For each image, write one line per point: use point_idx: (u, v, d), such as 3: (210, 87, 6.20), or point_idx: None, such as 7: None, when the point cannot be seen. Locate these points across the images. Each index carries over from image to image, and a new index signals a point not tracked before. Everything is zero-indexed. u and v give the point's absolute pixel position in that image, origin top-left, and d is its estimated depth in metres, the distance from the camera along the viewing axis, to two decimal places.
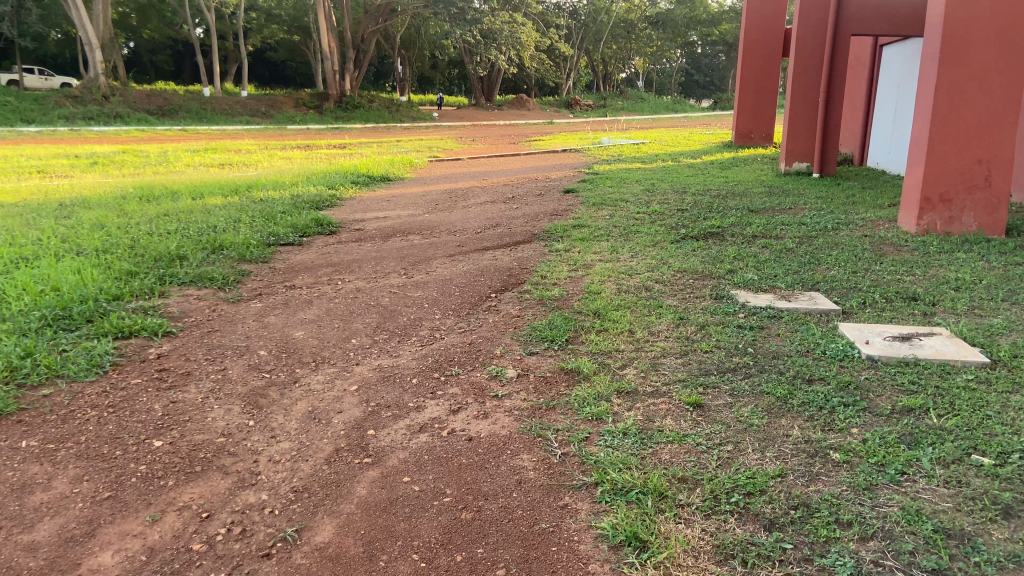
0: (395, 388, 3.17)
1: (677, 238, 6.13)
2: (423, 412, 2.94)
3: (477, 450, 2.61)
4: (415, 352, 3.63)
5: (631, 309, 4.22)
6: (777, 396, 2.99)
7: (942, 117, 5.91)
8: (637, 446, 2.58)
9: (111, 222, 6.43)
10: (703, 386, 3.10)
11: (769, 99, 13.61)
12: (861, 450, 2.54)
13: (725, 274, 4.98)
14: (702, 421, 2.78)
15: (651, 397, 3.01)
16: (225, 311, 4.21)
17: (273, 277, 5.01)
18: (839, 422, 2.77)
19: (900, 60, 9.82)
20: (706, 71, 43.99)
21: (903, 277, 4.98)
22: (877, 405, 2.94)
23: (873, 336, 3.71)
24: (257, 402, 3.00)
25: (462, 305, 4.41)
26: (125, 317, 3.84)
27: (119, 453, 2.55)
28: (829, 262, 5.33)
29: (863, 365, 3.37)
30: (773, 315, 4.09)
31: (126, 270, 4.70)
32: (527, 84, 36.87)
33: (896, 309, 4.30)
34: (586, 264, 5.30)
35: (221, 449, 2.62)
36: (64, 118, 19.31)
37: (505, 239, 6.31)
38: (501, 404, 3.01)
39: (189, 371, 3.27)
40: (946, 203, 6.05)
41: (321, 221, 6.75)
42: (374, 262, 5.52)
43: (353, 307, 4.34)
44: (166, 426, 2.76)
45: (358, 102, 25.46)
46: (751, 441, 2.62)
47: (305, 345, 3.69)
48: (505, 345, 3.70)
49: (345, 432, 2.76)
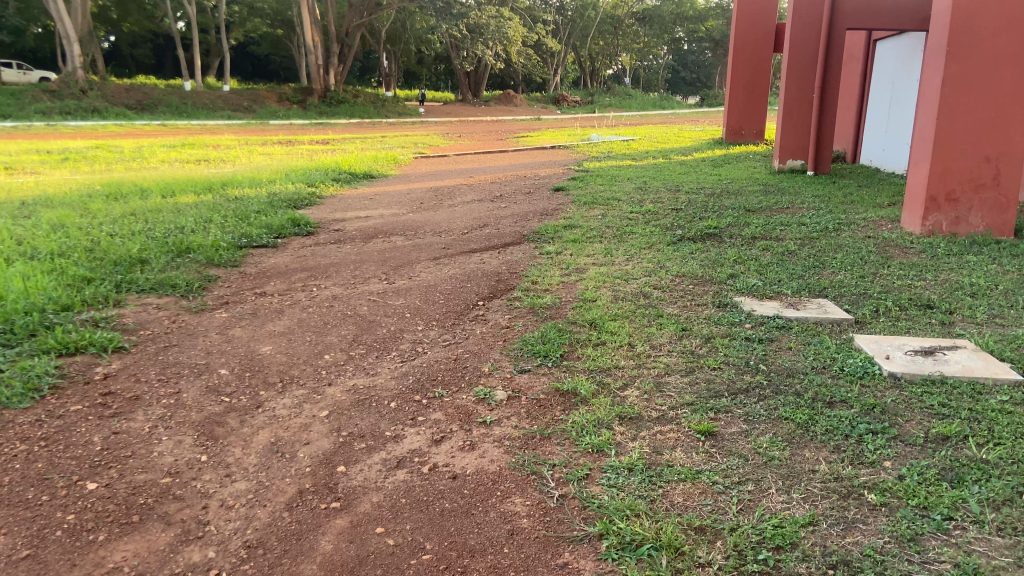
0: (371, 414, 2.82)
1: (674, 239, 5.83)
2: (401, 444, 2.60)
3: (462, 492, 2.27)
4: (394, 370, 3.28)
5: (630, 319, 3.90)
6: (798, 422, 2.67)
7: (949, 112, 5.61)
8: (646, 485, 2.26)
9: (71, 223, 6.02)
10: (714, 410, 2.78)
11: (760, 97, 13.33)
12: (899, 490, 2.23)
13: (726, 280, 4.67)
14: (716, 454, 2.46)
15: (657, 424, 2.69)
16: (186, 322, 3.84)
17: (243, 283, 4.66)
18: (869, 454, 2.45)
19: (897, 55, 9.56)
20: (693, 69, 43.59)
21: (914, 282, 4.68)
22: (909, 433, 2.63)
23: (893, 350, 3.40)
24: (212, 432, 2.66)
25: (447, 315, 4.07)
26: (71, 331, 3.46)
27: (46, 499, 2.19)
28: (835, 266, 5.03)
29: (886, 384, 3.06)
30: (782, 325, 3.79)
31: (80, 277, 4.33)
32: (515, 79, 36.48)
33: (912, 318, 3.99)
34: (579, 268, 4.99)
35: (165, 492, 2.27)
36: (40, 113, 18.79)
37: (493, 240, 5.98)
38: (489, 432, 2.67)
39: (137, 396, 2.91)
40: (952, 203, 5.77)
41: (298, 220, 6.38)
42: (353, 266, 5.16)
43: (329, 317, 3.99)
44: (104, 463, 2.40)
45: (343, 96, 25.04)
46: (773, 478, 2.30)
47: (271, 362, 3.34)
48: (494, 361, 3.36)
49: (310, 469, 2.42)
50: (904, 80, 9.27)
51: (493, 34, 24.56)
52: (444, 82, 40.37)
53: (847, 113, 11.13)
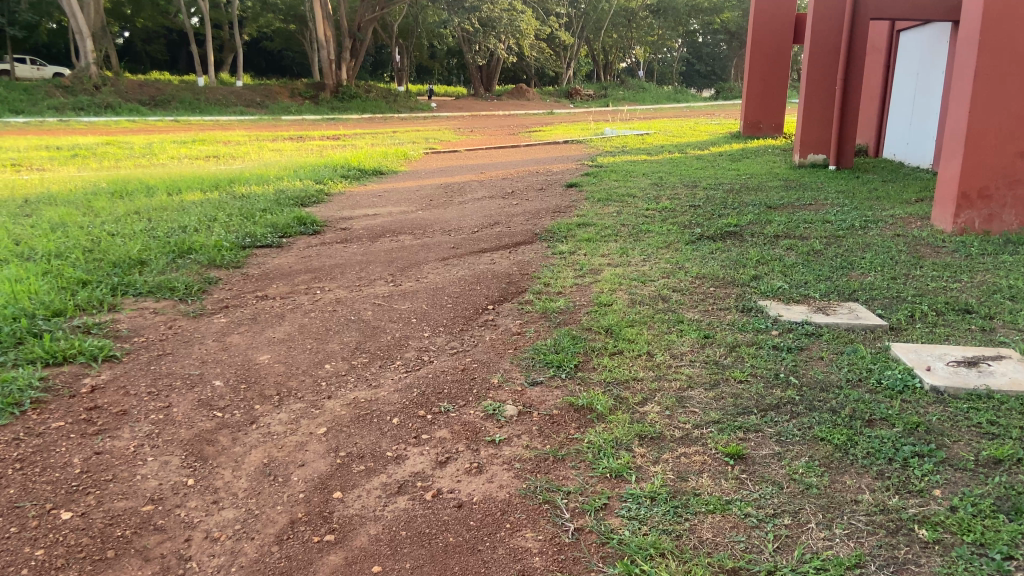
0: (372, 432, 2.63)
1: (692, 238, 5.60)
2: (403, 465, 2.40)
3: (469, 524, 2.08)
4: (397, 381, 3.08)
5: (648, 326, 3.67)
6: (835, 443, 2.44)
7: (982, 106, 5.34)
8: (670, 517, 2.06)
9: (73, 222, 5.87)
10: (742, 430, 2.56)
11: (779, 90, 12.98)
12: (953, 524, 2.01)
13: (749, 282, 4.45)
14: (747, 481, 2.24)
15: (682, 445, 2.47)
16: (183, 328, 3.66)
17: (244, 286, 4.48)
18: (916, 482, 2.23)
19: (922, 47, 9.24)
20: (708, 61, 44.34)
21: (948, 284, 4.43)
22: (958, 456, 2.40)
23: (934, 361, 3.16)
24: (201, 452, 2.47)
25: (454, 320, 3.87)
26: (60, 339, 3.28)
27: (14, 531, 2.01)
28: (864, 267, 4.78)
29: (928, 400, 2.83)
30: (811, 332, 3.56)
31: (76, 279, 4.16)
32: (528, 73, 36.34)
33: (949, 324, 3.75)
34: (593, 269, 4.78)
35: (146, 522, 2.09)
36: (54, 110, 18.72)
37: (504, 239, 5.78)
38: (498, 454, 2.47)
39: (124, 411, 2.73)
40: (985, 200, 5.49)
41: (304, 220, 6.20)
42: (359, 267, 4.98)
43: (331, 323, 3.80)
44: (82, 488, 2.21)
45: (355, 91, 24.86)
46: (812, 510, 2.09)
47: (269, 372, 3.15)
48: (504, 372, 3.16)
49: (304, 496, 2.23)
50: (929, 72, 8.97)
51: (505, 27, 24.41)
52: (457, 76, 40.28)
53: (869, 106, 10.81)
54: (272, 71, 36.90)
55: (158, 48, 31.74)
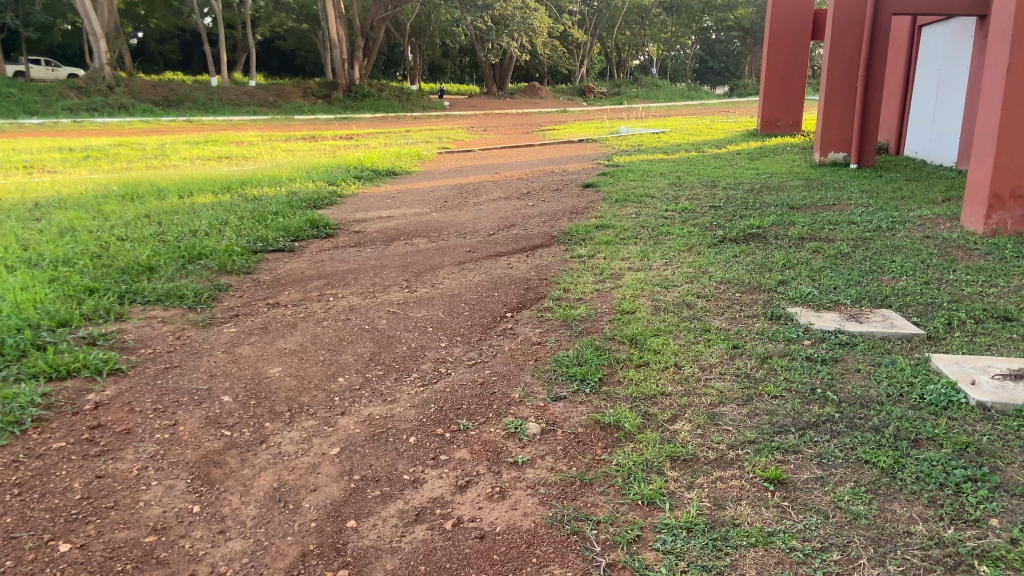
0: (387, 452, 2.49)
1: (715, 241, 5.43)
2: (421, 490, 2.27)
3: (493, 557, 1.94)
4: (413, 396, 2.94)
5: (674, 335, 3.52)
6: (882, 467, 2.29)
7: (1016, 102, 5.13)
8: (709, 551, 1.91)
9: (83, 226, 5.78)
10: (780, 451, 2.41)
11: (797, 86, 12.69)
12: (1017, 559, 1.85)
13: (776, 286, 4.29)
14: (789, 510, 2.09)
15: (717, 468, 2.32)
16: (191, 338, 3.54)
17: (255, 293, 4.36)
18: (972, 510, 2.07)
19: (946, 42, 8.99)
20: (722, 57, 43.82)
21: (985, 289, 4.24)
22: (1014, 480, 2.23)
23: (977, 374, 2.97)
24: (207, 475, 2.34)
25: (472, 329, 3.73)
26: (64, 351, 3.17)
27: (9, 565, 1.90)
28: (895, 271, 4.60)
29: (975, 416, 2.66)
30: (845, 343, 3.39)
31: (83, 287, 4.06)
32: (541, 71, 36.10)
33: (990, 332, 3.57)
34: (613, 273, 4.64)
35: (148, 555, 1.96)
36: (68, 111, 18.71)
37: (521, 242, 5.64)
38: (521, 477, 2.33)
39: (129, 430, 2.61)
40: (1017, 200, 5.28)
41: (317, 223, 6.07)
42: (373, 272, 4.85)
43: (346, 332, 3.67)
44: (82, 517, 2.09)
45: (367, 91, 24.76)
46: (862, 544, 1.94)
47: (280, 387, 3.02)
48: (525, 386, 3.01)
49: (317, 524, 2.10)
50: (953, 68, 8.73)
51: (517, 25, 24.30)
52: (470, 73, 40.09)
53: (890, 102, 10.56)
54: (285, 70, 36.88)
55: (170, 48, 31.77)
